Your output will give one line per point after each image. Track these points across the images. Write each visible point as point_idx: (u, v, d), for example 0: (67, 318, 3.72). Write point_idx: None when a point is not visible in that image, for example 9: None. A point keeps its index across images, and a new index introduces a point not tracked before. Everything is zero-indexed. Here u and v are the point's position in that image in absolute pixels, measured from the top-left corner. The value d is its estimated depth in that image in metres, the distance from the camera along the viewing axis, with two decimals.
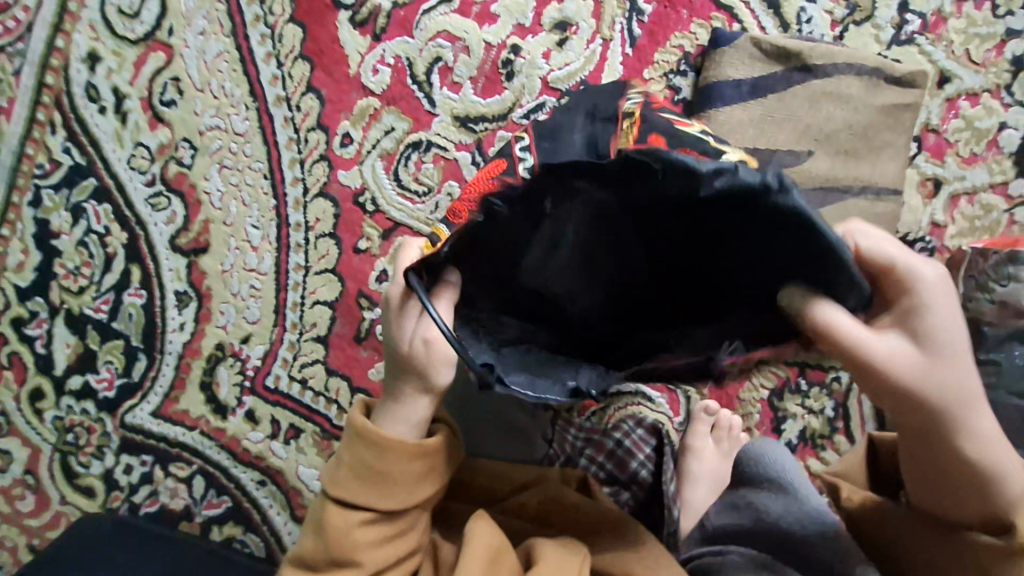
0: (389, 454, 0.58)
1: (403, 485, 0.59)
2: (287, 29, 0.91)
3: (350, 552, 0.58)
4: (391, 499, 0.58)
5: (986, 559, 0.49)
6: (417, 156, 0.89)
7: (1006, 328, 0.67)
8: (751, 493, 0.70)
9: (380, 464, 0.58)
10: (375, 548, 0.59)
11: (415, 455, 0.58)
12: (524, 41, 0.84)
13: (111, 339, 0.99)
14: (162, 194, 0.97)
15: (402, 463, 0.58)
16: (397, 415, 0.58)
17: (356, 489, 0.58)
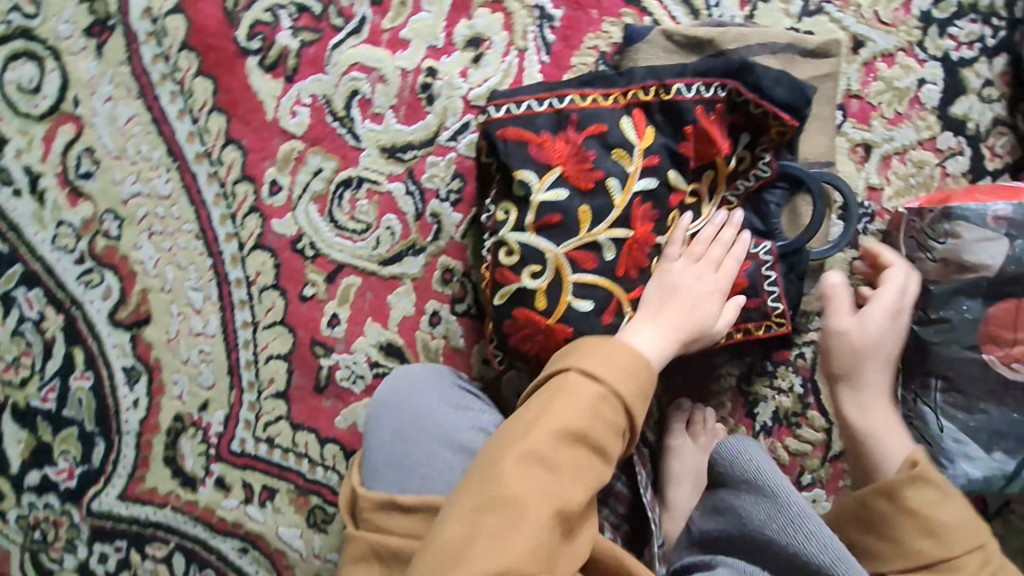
0: (571, 376, 0.57)
1: (572, 406, 0.56)
2: (196, 83, 0.87)
3: (498, 477, 0.53)
4: (556, 416, 0.55)
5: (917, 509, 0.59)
6: (350, 193, 0.87)
7: (951, 284, 0.69)
8: (730, 495, 0.67)
9: (562, 383, 0.57)
10: (517, 483, 0.53)
11: (588, 378, 0.57)
12: (439, 62, 0.83)
13: (63, 428, 0.95)
14: (93, 270, 0.93)
15: (583, 420, 0.55)
16: (591, 347, 0.59)
17: (545, 446, 0.54)
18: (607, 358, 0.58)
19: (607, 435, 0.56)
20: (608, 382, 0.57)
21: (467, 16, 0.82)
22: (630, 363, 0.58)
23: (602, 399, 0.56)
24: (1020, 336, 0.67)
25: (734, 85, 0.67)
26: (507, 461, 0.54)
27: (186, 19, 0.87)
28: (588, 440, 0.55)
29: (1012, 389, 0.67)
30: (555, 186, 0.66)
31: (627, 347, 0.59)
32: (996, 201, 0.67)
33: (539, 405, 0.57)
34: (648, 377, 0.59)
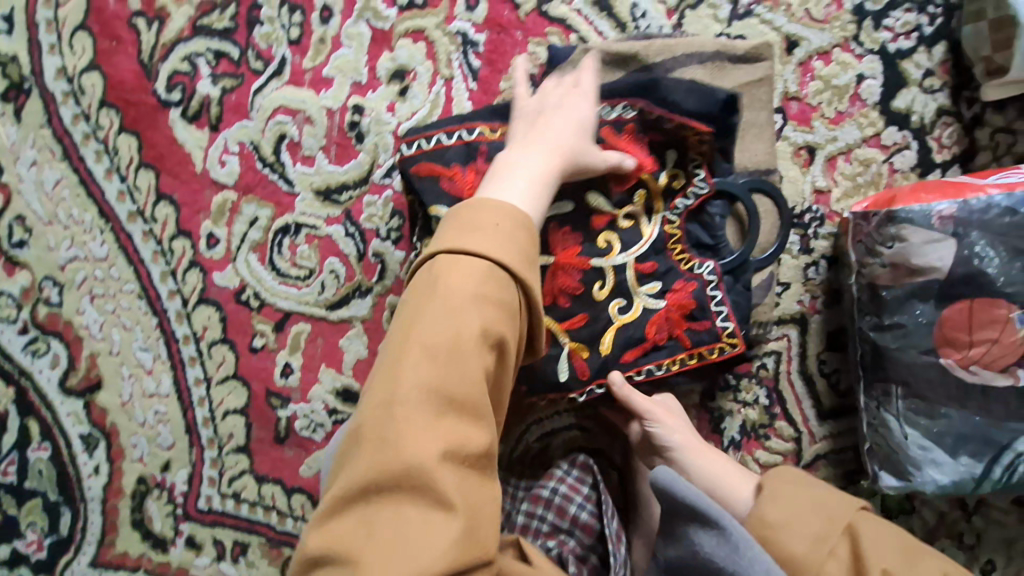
0: (449, 276, 0.53)
1: (454, 308, 0.52)
2: (120, 141, 0.85)
3: (395, 404, 0.51)
4: (440, 324, 0.52)
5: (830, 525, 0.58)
6: (289, 240, 0.84)
7: (903, 288, 0.64)
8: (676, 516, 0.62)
9: (438, 283, 0.53)
10: (418, 407, 0.50)
11: (471, 274, 0.53)
12: (365, 98, 0.80)
13: (27, 499, 0.92)
14: (39, 339, 0.90)
15: (470, 321, 0.52)
16: (464, 235, 0.55)
17: (416, 368, 0.51)
18: (470, 238, 0.55)
19: (503, 320, 0.53)
20: (470, 264, 0.54)
21: (389, 49, 0.79)
22: (495, 235, 0.55)
23: (468, 285, 0.53)
24: (976, 337, 0.63)
25: (644, 103, 0.66)
26: (397, 401, 0.50)
27: (103, 76, 0.84)
28: (471, 339, 0.52)
29: (972, 392, 0.64)
30: None
31: (490, 220, 0.56)
32: (939, 200, 0.63)
33: (407, 324, 0.54)
34: (521, 234, 0.56)
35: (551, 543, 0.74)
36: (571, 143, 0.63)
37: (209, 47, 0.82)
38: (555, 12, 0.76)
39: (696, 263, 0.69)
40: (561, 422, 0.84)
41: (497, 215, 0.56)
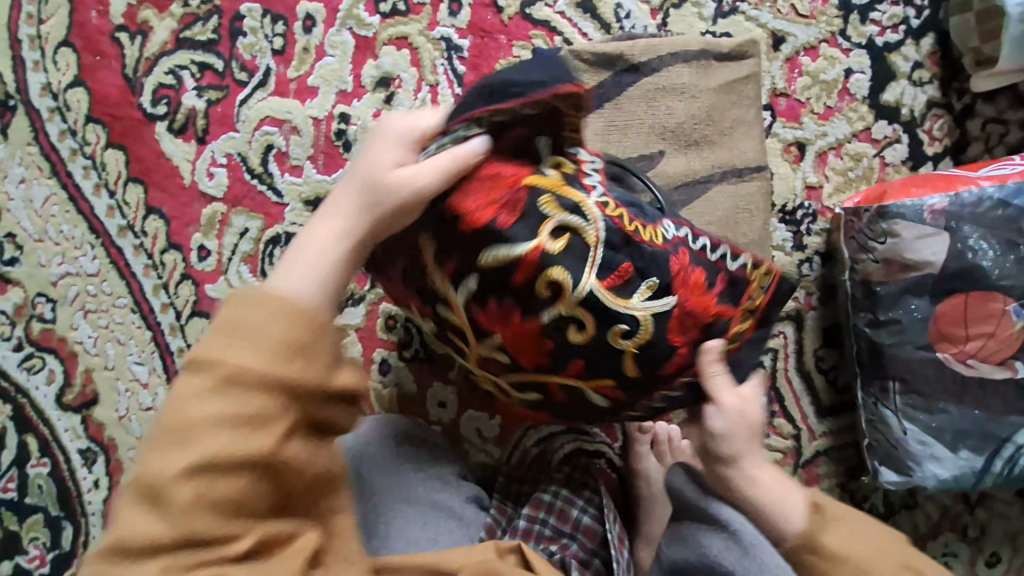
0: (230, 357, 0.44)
1: (218, 406, 0.43)
2: (107, 155, 0.85)
3: (153, 506, 0.42)
4: (209, 420, 0.43)
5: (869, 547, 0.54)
6: (280, 250, 0.84)
7: (897, 284, 0.64)
8: (684, 526, 0.61)
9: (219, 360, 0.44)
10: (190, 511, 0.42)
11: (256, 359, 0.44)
12: (351, 107, 0.79)
13: (28, 515, 0.92)
14: (34, 355, 0.90)
15: (248, 411, 0.43)
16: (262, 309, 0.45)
17: (151, 526, 0.42)
18: (232, 332, 0.44)
19: (241, 434, 0.43)
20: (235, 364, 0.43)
21: (373, 56, 0.79)
22: (276, 320, 0.45)
23: (206, 402, 0.43)
24: (972, 331, 0.63)
25: (483, 110, 0.49)
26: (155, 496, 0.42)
27: (88, 91, 0.84)
28: (229, 462, 0.42)
29: (969, 386, 0.64)
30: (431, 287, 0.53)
31: (257, 304, 0.45)
32: (931, 194, 0.63)
33: (176, 402, 0.44)
34: (303, 323, 0.45)
35: (553, 548, 0.70)
36: (377, 166, 0.51)
37: (192, 59, 0.82)
38: (539, 15, 0.76)
39: (662, 227, 0.52)
40: (561, 426, 0.84)
41: (253, 301, 0.45)
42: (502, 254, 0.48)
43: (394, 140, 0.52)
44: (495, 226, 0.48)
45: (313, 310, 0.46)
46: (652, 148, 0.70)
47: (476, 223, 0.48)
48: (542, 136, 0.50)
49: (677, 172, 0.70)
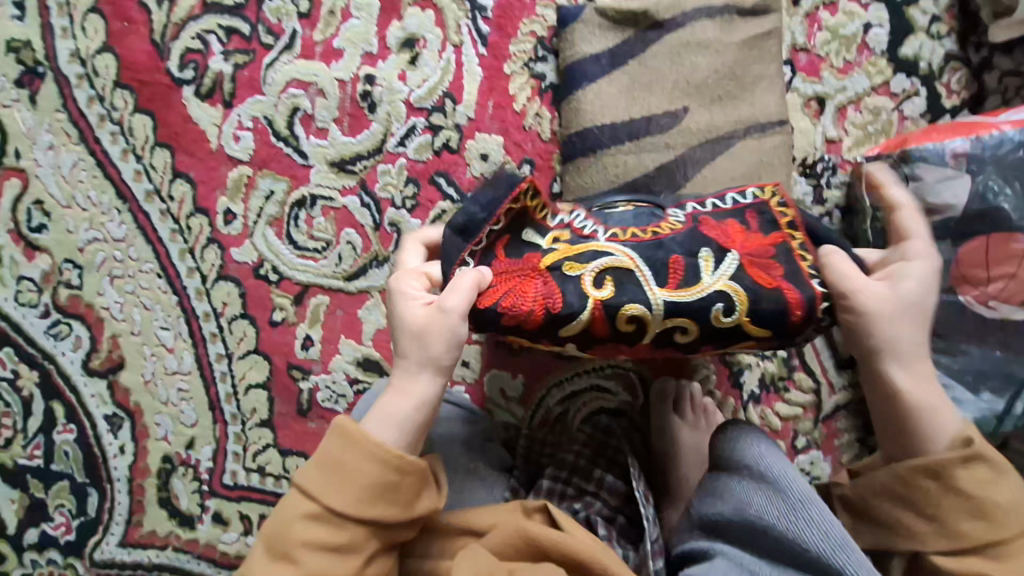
0: (361, 447, 0.58)
1: (356, 476, 0.57)
2: (135, 121, 0.86)
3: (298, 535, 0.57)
4: (346, 489, 0.57)
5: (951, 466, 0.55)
6: (306, 212, 0.85)
7: None
8: (731, 480, 0.63)
9: (353, 451, 0.58)
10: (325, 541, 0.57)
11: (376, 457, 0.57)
12: (376, 68, 0.81)
13: (54, 482, 0.93)
14: (61, 322, 0.91)
15: (374, 480, 0.57)
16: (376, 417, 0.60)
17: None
18: (337, 474, 0.57)
19: (370, 492, 0.57)
20: (332, 503, 0.56)
21: (398, 18, 0.80)
22: (363, 468, 0.57)
23: (313, 525, 0.57)
24: (994, 273, 0.63)
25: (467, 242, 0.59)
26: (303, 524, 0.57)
27: (116, 57, 0.85)
28: (356, 514, 0.57)
29: (992, 327, 0.64)
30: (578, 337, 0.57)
31: (355, 451, 0.58)
32: (952, 138, 0.64)
33: (324, 466, 0.58)
34: (389, 472, 0.58)
35: (577, 506, 0.73)
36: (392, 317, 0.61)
37: (220, 24, 0.83)
38: None
39: (670, 219, 0.59)
40: (581, 385, 0.84)
41: (357, 448, 0.58)
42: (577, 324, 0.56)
43: (407, 296, 0.61)
44: (548, 309, 0.56)
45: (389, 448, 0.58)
46: (675, 104, 0.73)
47: (538, 322, 0.56)
48: (523, 227, 0.61)
49: (702, 127, 0.72)
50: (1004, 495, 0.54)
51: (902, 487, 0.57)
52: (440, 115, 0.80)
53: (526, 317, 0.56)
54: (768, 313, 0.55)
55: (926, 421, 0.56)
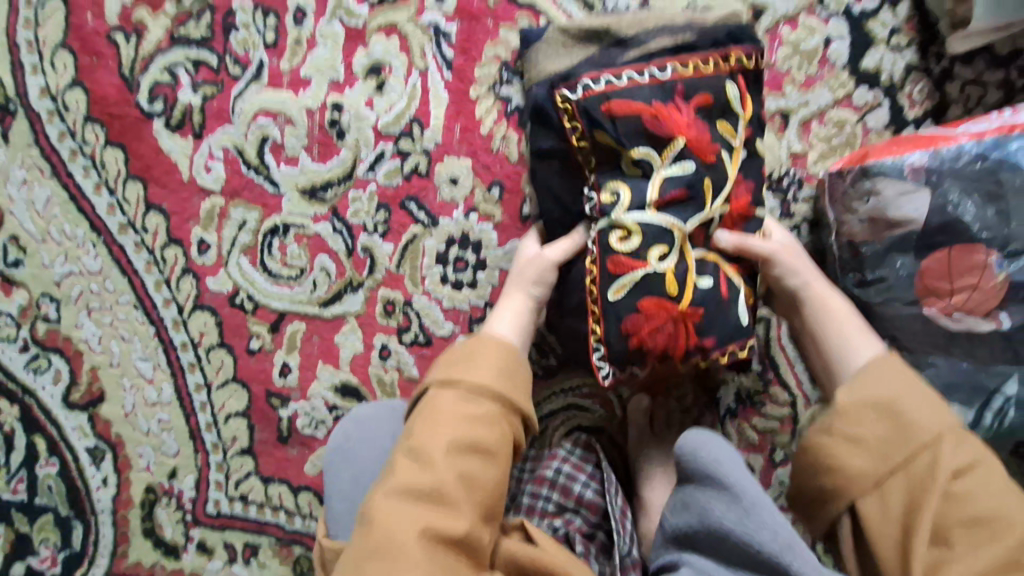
0: (484, 365, 0.65)
1: (486, 388, 0.63)
2: (106, 154, 0.86)
3: (438, 441, 0.60)
4: (480, 398, 0.63)
5: (850, 436, 0.59)
6: (279, 240, 0.85)
7: (882, 243, 0.65)
8: (695, 491, 0.62)
9: (476, 367, 0.65)
10: (456, 451, 0.59)
11: (497, 369, 0.65)
12: (343, 96, 0.81)
13: (38, 516, 0.93)
14: (39, 355, 0.91)
15: (497, 395, 0.63)
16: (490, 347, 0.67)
17: (427, 442, 0.60)
18: (471, 360, 0.66)
19: (492, 407, 0.63)
20: (471, 379, 0.64)
21: (363, 44, 0.80)
22: (488, 357, 0.66)
23: (460, 427, 0.61)
24: (958, 284, 0.63)
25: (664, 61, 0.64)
26: (441, 434, 0.60)
27: (86, 91, 0.86)
28: (483, 422, 0.62)
29: (956, 339, 0.64)
30: (680, 159, 0.63)
31: (489, 368, 0.65)
32: (910, 152, 0.64)
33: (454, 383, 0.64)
34: (511, 384, 0.65)
35: (558, 522, 0.73)
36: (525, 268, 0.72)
37: (187, 56, 0.83)
38: None
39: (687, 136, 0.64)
40: (559, 404, 0.84)
41: (485, 364, 0.65)
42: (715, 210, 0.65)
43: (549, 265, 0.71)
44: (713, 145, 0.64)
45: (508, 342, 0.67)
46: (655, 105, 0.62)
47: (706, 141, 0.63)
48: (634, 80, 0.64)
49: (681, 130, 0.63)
50: (896, 427, 0.57)
51: (808, 458, 0.61)
52: (408, 141, 0.80)
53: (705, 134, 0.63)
54: (732, 323, 0.67)
55: (851, 330, 0.65)
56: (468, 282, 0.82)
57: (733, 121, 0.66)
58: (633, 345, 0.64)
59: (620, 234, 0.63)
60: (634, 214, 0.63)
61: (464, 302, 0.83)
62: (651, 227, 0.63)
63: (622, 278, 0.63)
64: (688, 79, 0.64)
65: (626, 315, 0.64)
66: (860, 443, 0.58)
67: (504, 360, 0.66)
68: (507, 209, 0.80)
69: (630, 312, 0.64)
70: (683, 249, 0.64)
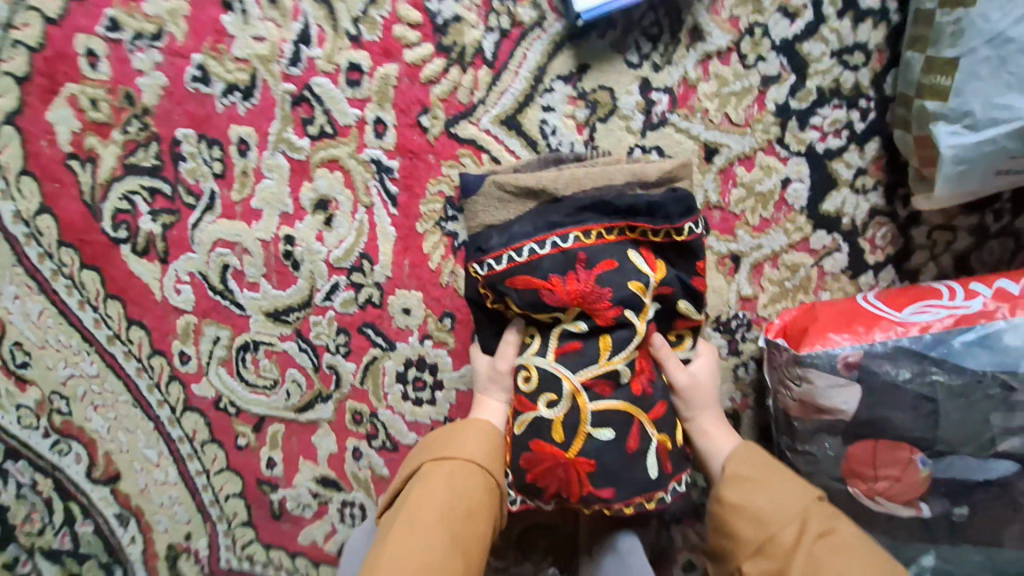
0: (472, 441, 0.71)
1: (474, 461, 0.70)
2: (84, 275, 0.91)
3: (430, 509, 0.65)
4: (469, 469, 0.69)
5: (735, 508, 0.65)
6: (251, 355, 0.90)
7: (812, 423, 0.65)
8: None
9: (463, 445, 0.71)
10: (447, 518, 0.64)
11: (483, 446, 0.71)
12: (294, 229, 0.82)
13: (86, 560, 1.07)
14: (60, 441, 1.02)
15: (486, 468, 0.70)
16: (471, 423, 0.73)
17: (411, 517, 0.64)
18: (455, 440, 0.72)
19: (481, 479, 0.69)
20: (454, 456, 0.70)
21: (308, 178, 0.80)
22: (467, 437, 0.72)
23: (452, 496, 0.66)
24: (881, 472, 0.64)
25: (575, 231, 0.66)
26: (433, 504, 0.65)
27: (55, 217, 0.88)
28: (474, 493, 0.68)
29: (877, 516, 0.66)
30: (576, 320, 0.67)
31: (474, 446, 0.71)
32: (845, 341, 0.63)
33: (443, 460, 0.70)
34: (496, 462, 0.71)
35: None
36: (484, 371, 0.76)
37: (142, 184, 0.84)
38: (464, 133, 0.75)
39: (596, 293, 0.65)
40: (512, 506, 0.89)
41: (472, 442, 0.71)
42: (621, 357, 0.67)
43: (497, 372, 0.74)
44: (615, 315, 0.66)
45: (491, 428, 0.73)
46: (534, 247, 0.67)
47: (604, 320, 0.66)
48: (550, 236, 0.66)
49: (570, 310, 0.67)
50: (770, 497, 0.64)
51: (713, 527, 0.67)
52: (360, 274, 0.82)
53: (605, 311, 0.66)
54: (639, 479, 0.67)
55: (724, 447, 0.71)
56: (427, 399, 0.87)
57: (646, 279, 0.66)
58: (528, 478, 0.69)
59: (525, 376, 0.69)
60: (540, 361, 0.68)
61: (425, 416, 0.88)
62: (546, 376, 0.67)
63: (521, 415, 0.69)
64: (591, 246, 0.65)
65: (523, 451, 0.69)
66: (746, 515, 0.64)
67: (489, 436, 0.72)
68: (459, 337, 0.83)
69: (526, 448, 0.69)
70: (577, 400, 0.66)
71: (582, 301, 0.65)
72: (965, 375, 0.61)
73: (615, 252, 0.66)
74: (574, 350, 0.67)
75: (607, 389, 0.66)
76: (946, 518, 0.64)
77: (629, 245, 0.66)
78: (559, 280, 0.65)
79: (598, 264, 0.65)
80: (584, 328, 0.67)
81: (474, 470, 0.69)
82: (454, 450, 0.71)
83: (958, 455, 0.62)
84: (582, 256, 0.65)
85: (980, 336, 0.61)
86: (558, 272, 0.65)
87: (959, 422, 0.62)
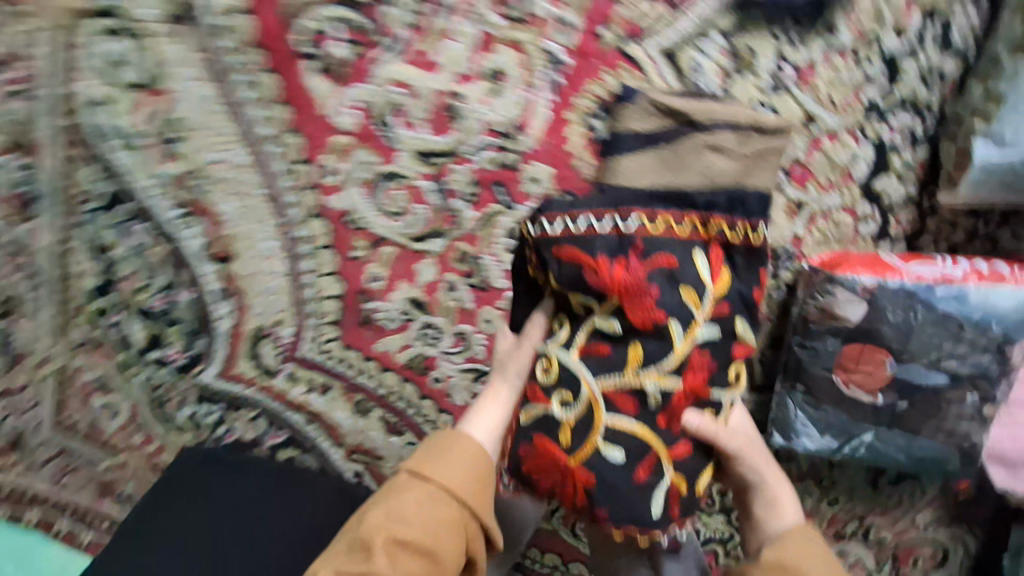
0: (454, 457, 0.84)
1: (453, 477, 0.82)
2: (265, 76, 1.04)
3: (402, 517, 0.78)
4: (446, 483, 0.81)
5: None
6: (390, 184, 1.08)
7: (825, 325, 0.91)
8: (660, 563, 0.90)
9: (447, 457, 0.84)
10: (418, 522, 0.78)
11: (469, 475, 0.83)
12: (465, 88, 1.00)
13: (173, 324, 1.25)
14: (188, 215, 1.16)
15: (455, 480, 0.82)
16: (458, 442, 0.86)
17: (394, 526, 0.77)
18: (440, 454, 0.84)
19: (450, 496, 0.81)
20: (436, 480, 0.81)
21: (490, 51, 0.98)
22: (465, 462, 0.84)
23: (420, 500, 0.80)
24: (859, 367, 0.91)
25: (653, 212, 0.85)
26: (403, 517, 0.78)
27: (252, 22, 1.01)
28: (439, 498, 0.80)
29: (845, 401, 0.93)
30: (611, 313, 0.84)
31: (454, 463, 0.83)
32: (866, 274, 0.89)
33: (423, 470, 0.82)
34: (473, 476, 0.84)
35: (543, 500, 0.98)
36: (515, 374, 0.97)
37: (342, 16, 1.00)
38: (630, 51, 0.95)
39: (644, 288, 0.82)
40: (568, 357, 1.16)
41: (451, 460, 0.84)
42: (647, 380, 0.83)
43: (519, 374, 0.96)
44: (653, 316, 0.82)
45: (483, 450, 0.87)
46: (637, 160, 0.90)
47: (642, 318, 0.82)
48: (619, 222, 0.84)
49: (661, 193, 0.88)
50: None
51: None
52: (508, 141, 1.02)
53: (647, 309, 0.82)
54: (630, 510, 0.84)
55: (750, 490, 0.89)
56: None
57: (698, 294, 0.83)
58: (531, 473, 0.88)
59: (547, 367, 0.88)
60: (562, 353, 0.87)
61: None
62: (567, 370, 0.86)
63: (532, 406, 0.88)
64: (653, 242, 0.83)
65: (525, 439, 0.88)
66: None
67: (472, 459, 0.85)
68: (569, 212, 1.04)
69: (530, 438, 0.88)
70: (591, 405, 0.84)
71: (635, 292, 0.82)
72: (936, 315, 0.88)
73: (679, 254, 0.84)
74: (599, 351, 0.85)
75: (632, 410, 0.83)
76: (890, 409, 0.92)
77: (695, 252, 0.84)
78: (614, 268, 0.83)
79: (652, 259, 0.83)
80: (616, 329, 0.84)
81: (455, 483, 0.82)
82: (443, 459, 0.84)
83: (912, 364, 0.90)
84: (642, 254, 0.83)
85: (956, 294, 0.88)
86: (617, 259, 0.83)
87: (921, 345, 0.89)
